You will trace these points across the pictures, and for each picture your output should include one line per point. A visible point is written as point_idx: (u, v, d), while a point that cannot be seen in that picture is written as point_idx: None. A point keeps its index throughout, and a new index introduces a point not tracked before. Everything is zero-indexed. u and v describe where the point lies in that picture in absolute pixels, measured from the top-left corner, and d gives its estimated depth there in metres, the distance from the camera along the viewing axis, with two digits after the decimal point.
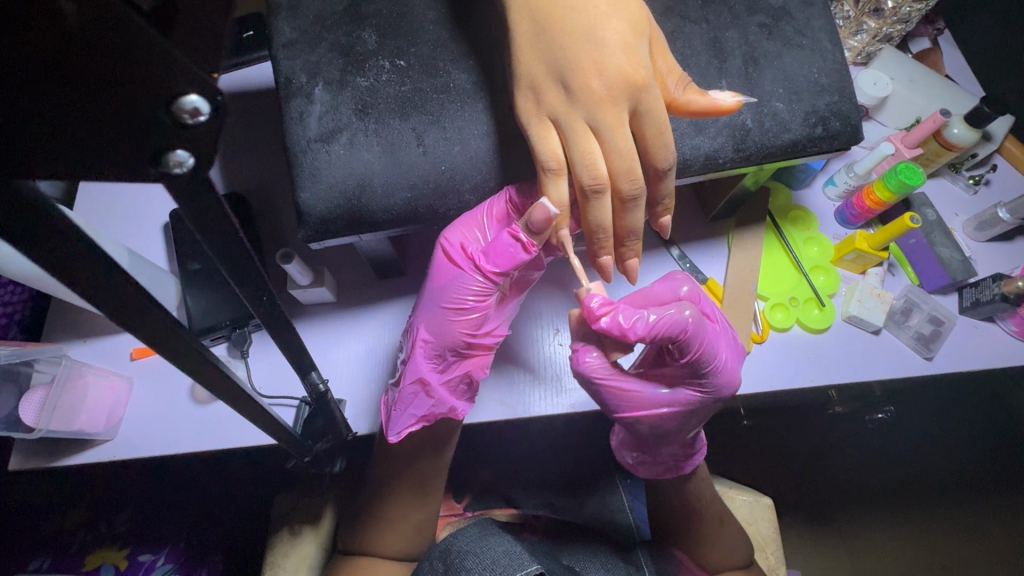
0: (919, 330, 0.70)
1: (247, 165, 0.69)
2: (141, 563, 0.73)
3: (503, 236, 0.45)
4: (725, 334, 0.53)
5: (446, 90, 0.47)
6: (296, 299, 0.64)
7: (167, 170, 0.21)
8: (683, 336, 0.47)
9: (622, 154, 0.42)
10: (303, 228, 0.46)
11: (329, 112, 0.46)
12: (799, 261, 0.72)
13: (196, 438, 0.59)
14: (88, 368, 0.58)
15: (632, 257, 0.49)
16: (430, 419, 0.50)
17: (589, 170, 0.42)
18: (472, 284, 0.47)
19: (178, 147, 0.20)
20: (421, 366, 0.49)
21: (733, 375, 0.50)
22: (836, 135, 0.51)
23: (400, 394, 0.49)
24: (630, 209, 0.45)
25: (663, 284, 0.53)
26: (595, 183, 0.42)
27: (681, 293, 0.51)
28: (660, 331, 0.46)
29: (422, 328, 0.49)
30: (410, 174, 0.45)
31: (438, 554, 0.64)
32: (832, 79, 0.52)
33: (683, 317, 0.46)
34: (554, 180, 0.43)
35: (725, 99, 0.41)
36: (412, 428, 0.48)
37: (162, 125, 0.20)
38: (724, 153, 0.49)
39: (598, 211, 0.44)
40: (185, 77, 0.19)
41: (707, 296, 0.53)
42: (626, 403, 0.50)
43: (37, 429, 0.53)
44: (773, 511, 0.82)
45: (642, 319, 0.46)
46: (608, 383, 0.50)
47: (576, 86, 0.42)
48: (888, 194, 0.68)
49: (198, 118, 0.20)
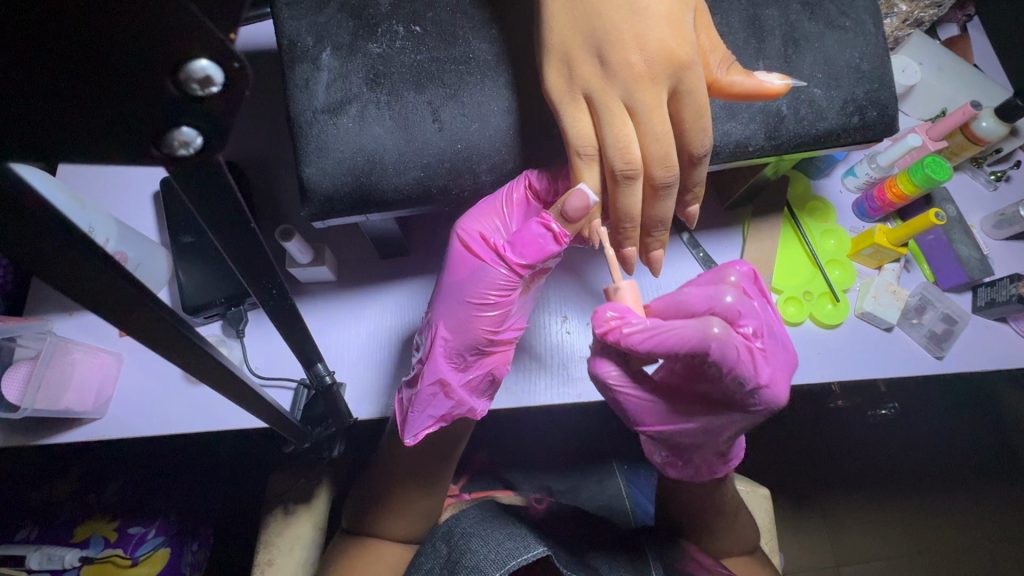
0: (931, 329, 0.69)
1: (243, 130, 0.65)
2: (130, 535, 0.73)
3: (532, 226, 0.42)
4: (767, 348, 0.49)
5: (465, 61, 0.43)
6: (295, 277, 0.61)
7: (172, 151, 0.19)
8: (707, 356, 0.44)
9: (659, 138, 0.39)
10: (305, 205, 0.43)
11: (337, 81, 0.43)
12: (815, 254, 0.70)
13: (185, 419, 0.57)
14: (75, 344, 0.56)
15: (657, 247, 0.47)
16: (449, 421, 0.48)
17: (621, 154, 0.39)
18: (498, 277, 0.43)
19: (184, 124, 0.18)
20: (441, 367, 0.46)
21: (776, 393, 0.47)
22: (872, 124, 0.48)
23: (418, 395, 0.47)
24: (661, 198, 0.42)
25: (701, 293, 0.50)
26: (628, 169, 0.39)
27: (717, 303, 0.49)
28: (677, 349, 0.44)
29: (443, 327, 0.46)
30: (426, 152, 0.42)
31: (441, 536, 0.62)
32: (873, 65, 0.49)
33: (707, 335, 0.43)
34: (589, 164, 0.41)
35: (773, 82, 0.39)
36: (430, 430, 0.46)
37: (169, 99, 0.17)
38: (756, 141, 0.47)
39: (628, 198, 0.41)
40: (195, 35, 0.16)
41: (747, 310, 0.49)
42: (642, 413, 0.50)
43: (21, 408, 0.51)
44: (770, 500, 0.83)
45: (656, 337, 0.45)
46: (626, 395, 0.50)
47: (613, 60, 0.39)
48: (912, 188, 0.66)
49: (210, 88, 0.17)
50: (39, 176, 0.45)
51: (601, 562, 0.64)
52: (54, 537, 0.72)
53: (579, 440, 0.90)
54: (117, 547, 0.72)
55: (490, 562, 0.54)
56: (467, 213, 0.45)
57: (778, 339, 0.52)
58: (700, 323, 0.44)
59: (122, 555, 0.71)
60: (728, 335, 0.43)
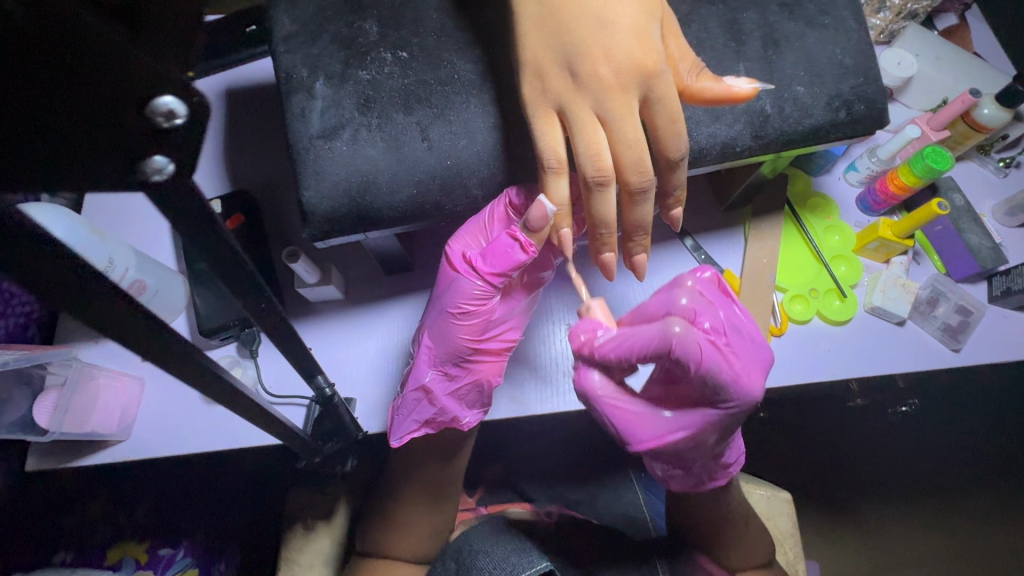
0: (946, 320, 0.67)
1: (252, 160, 0.68)
2: (160, 557, 0.76)
3: (501, 237, 0.45)
4: (734, 342, 0.49)
5: (450, 82, 0.45)
6: (304, 298, 0.63)
7: (146, 178, 0.20)
8: (672, 353, 0.45)
9: (631, 145, 0.40)
10: (307, 227, 0.45)
11: (331, 107, 0.45)
12: (818, 250, 0.69)
13: (207, 437, 0.60)
14: (100, 369, 0.58)
15: (640, 251, 0.46)
16: (433, 426, 0.51)
17: (593, 161, 0.40)
18: (472, 288, 0.47)
19: (155, 154, 0.20)
20: (424, 375, 0.50)
21: (748, 387, 0.47)
22: (861, 119, 0.48)
23: (403, 400, 0.51)
24: (639, 203, 0.43)
25: (661, 297, 0.52)
26: (599, 175, 0.41)
27: (678, 304, 0.50)
28: (642, 351, 0.46)
29: (429, 338, 0.51)
30: (417, 170, 0.44)
31: (451, 554, 0.63)
32: (857, 60, 0.49)
33: (667, 334, 0.45)
34: (555, 178, 0.42)
35: (742, 85, 0.40)
36: (413, 433, 0.50)
37: (137, 132, 0.19)
38: (742, 141, 0.47)
39: (602, 204, 0.42)
40: (158, 78, 0.18)
41: (707, 308, 0.49)
42: (635, 425, 0.49)
43: (51, 431, 0.54)
44: (791, 505, 0.82)
45: (623, 342, 0.47)
46: (610, 406, 0.49)
47: (583, 71, 0.40)
48: (914, 179, 0.66)
49: (175, 120, 0.19)
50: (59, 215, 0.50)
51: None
52: (87, 560, 0.74)
53: (594, 448, 0.90)
54: (147, 569, 0.75)
55: None
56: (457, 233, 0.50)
57: (751, 335, 0.52)
58: (663, 324, 0.46)
59: None
60: (689, 331, 0.45)
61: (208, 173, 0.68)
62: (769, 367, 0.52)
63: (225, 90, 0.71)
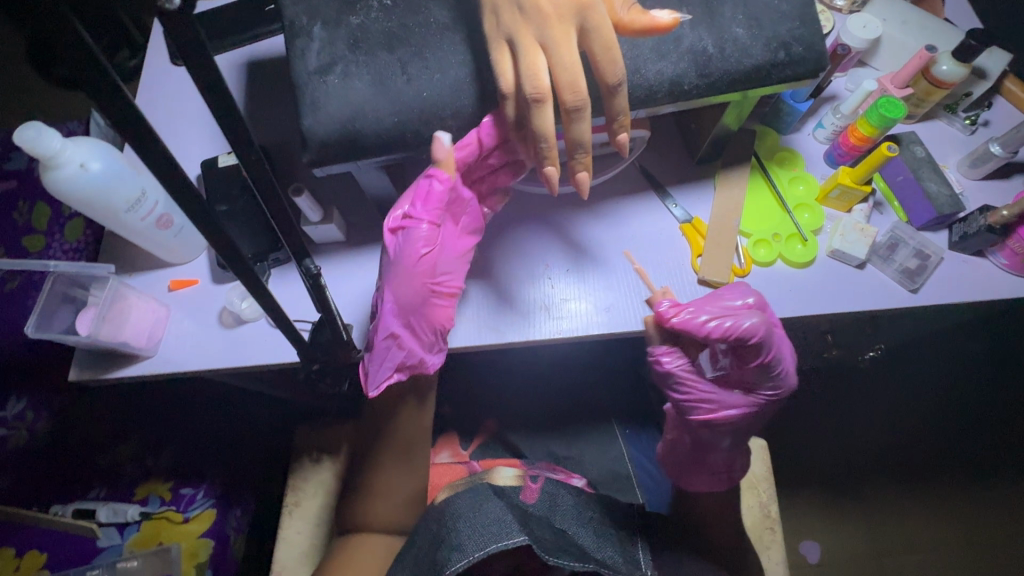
0: (904, 264, 0.71)
1: (267, 120, 0.77)
2: (183, 495, 0.85)
3: (431, 184, 0.57)
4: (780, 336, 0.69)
5: (427, 25, 0.52)
6: (310, 238, 0.71)
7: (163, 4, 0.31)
8: (755, 338, 0.63)
9: (567, 67, 0.48)
10: (306, 151, 0.52)
11: (326, 48, 0.53)
12: (782, 198, 0.74)
13: (224, 357, 0.68)
14: (133, 291, 0.67)
15: (582, 170, 0.53)
16: (404, 368, 0.60)
17: (532, 80, 0.48)
18: (419, 234, 0.58)
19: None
20: (389, 321, 0.59)
21: (787, 373, 0.69)
22: (797, 60, 0.54)
23: (376, 348, 0.60)
24: (576, 121, 0.50)
25: (735, 293, 0.66)
26: (536, 93, 0.48)
27: (750, 301, 0.65)
28: (732, 337, 0.63)
29: (388, 290, 0.59)
30: (397, 100, 0.51)
31: (433, 517, 0.68)
32: (793, 6, 0.54)
33: (757, 326, 0.63)
34: (502, 100, 0.49)
35: (664, 16, 0.47)
36: (388, 370, 0.59)
37: None
38: (688, 79, 0.53)
39: (541, 119, 0.49)
40: None
41: (766, 304, 0.67)
42: (701, 399, 0.69)
43: (89, 335, 0.61)
44: (766, 450, 0.88)
45: (720, 328, 0.63)
46: (688, 382, 0.69)
47: (529, 6, 0.49)
48: (872, 130, 0.70)
49: None
50: (107, 150, 0.58)
51: (589, 538, 0.71)
52: (120, 495, 0.84)
53: (583, 403, 0.96)
54: (170, 505, 0.84)
55: (477, 544, 0.61)
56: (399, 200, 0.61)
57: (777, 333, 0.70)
58: (753, 319, 0.63)
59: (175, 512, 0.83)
60: (768, 326, 0.63)
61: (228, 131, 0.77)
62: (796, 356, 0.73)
63: (245, 59, 0.80)
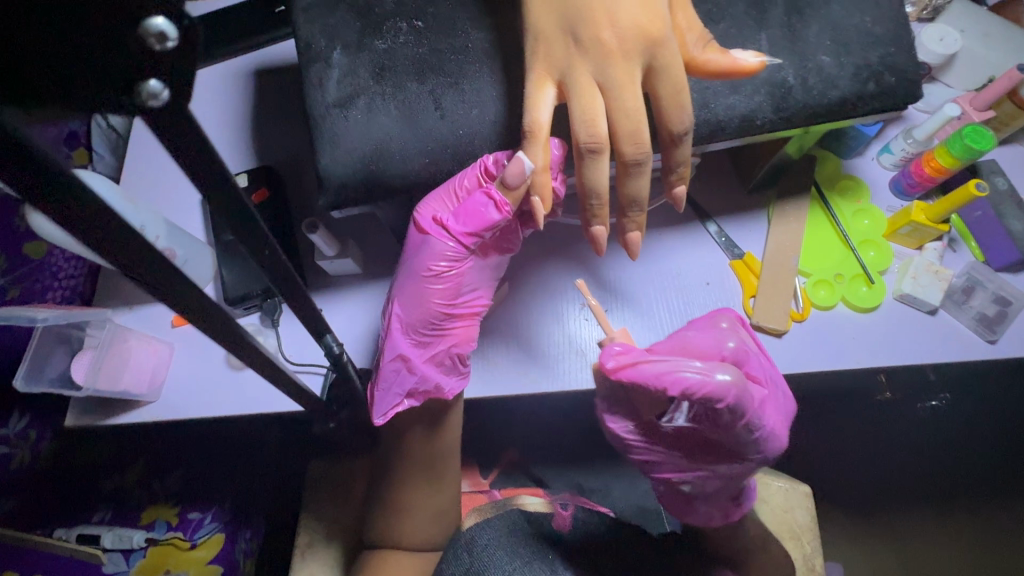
0: (982, 310, 0.64)
1: (278, 138, 0.70)
2: (190, 521, 0.80)
3: (475, 196, 0.46)
4: (767, 390, 0.57)
5: (463, 50, 0.46)
6: (324, 271, 0.65)
7: (143, 102, 0.22)
8: (722, 399, 0.51)
9: (628, 113, 0.42)
10: (322, 194, 0.46)
11: (347, 76, 0.46)
12: (845, 233, 0.67)
13: (230, 402, 0.62)
14: (133, 333, 0.62)
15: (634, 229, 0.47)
16: (416, 397, 0.51)
17: (587, 127, 0.42)
18: (443, 248, 0.49)
19: (152, 77, 0.21)
20: (400, 344, 0.50)
21: (773, 435, 0.56)
22: (890, 91, 0.46)
23: (383, 374, 0.50)
24: (633, 176, 0.44)
25: (707, 337, 0.57)
26: (592, 142, 0.42)
27: (726, 348, 0.56)
28: (693, 395, 0.51)
29: (400, 309, 0.50)
30: (428, 138, 0.45)
31: (461, 549, 0.65)
32: (887, 29, 0.47)
33: (719, 383, 0.50)
34: (531, 142, 0.42)
35: (749, 59, 0.40)
36: (397, 404, 0.48)
37: (131, 50, 0.21)
38: (763, 113, 0.46)
39: (594, 172, 0.43)
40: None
41: (749, 352, 0.57)
42: (662, 456, 0.59)
43: (85, 388, 0.57)
44: (811, 499, 0.80)
45: (673, 380, 0.51)
46: (640, 437, 0.58)
47: (587, 38, 0.43)
48: (952, 160, 0.63)
49: (166, 42, 0.20)
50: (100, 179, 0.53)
51: None
52: (125, 520, 0.79)
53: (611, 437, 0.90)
54: (177, 531, 0.79)
55: None
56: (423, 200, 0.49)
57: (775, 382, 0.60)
58: (713, 373, 0.51)
59: (181, 538, 0.78)
60: (740, 384, 0.51)
61: (235, 150, 0.70)
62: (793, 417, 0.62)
63: (254, 69, 0.73)
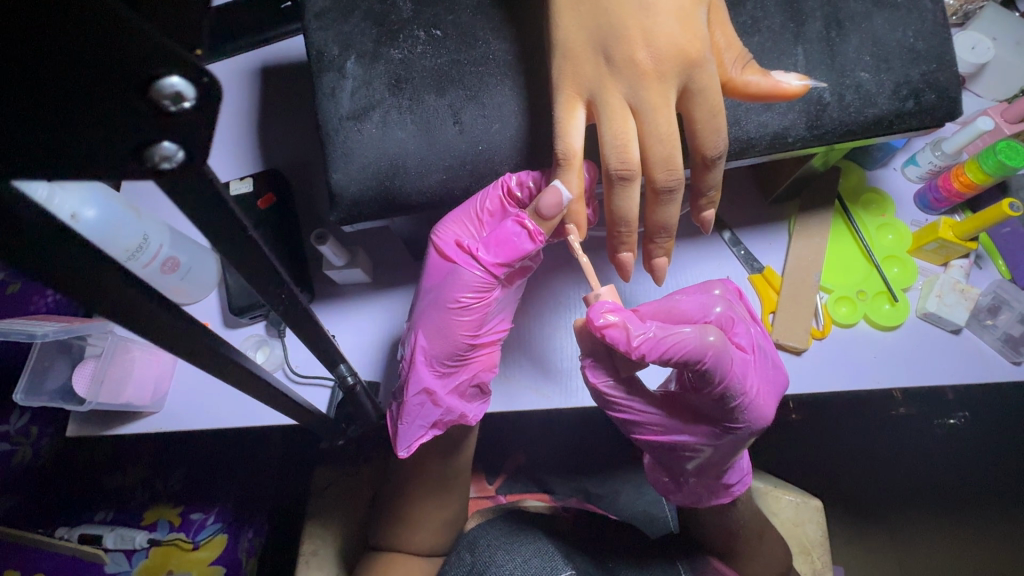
0: (1009, 330, 0.62)
1: (285, 140, 0.68)
2: (192, 521, 0.77)
3: (507, 224, 0.45)
4: (758, 362, 0.52)
5: (484, 62, 0.44)
6: (331, 280, 0.63)
7: (154, 166, 0.18)
8: (703, 362, 0.47)
9: (661, 138, 0.41)
10: (333, 210, 0.44)
11: (362, 87, 0.44)
12: (869, 249, 0.65)
13: (233, 414, 0.60)
14: (135, 343, 0.60)
15: (661, 254, 0.47)
16: (441, 427, 0.51)
17: (619, 153, 0.41)
18: (472, 278, 0.46)
19: (165, 139, 0.18)
20: (425, 377, 0.49)
21: (762, 409, 0.51)
22: (931, 109, 0.44)
23: (407, 406, 0.50)
24: (663, 203, 0.43)
25: (695, 301, 0.53)
26: (623, 169, 0.41)
27: (712, 313, 0.52)
28: (676, 358, 0.47)
29: (424, 339, 0.49)
30: (447, 155, 0.43)
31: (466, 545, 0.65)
32: (929, 44, 0.45)
33: (704, 343, 0.46)
34: (566, 170, 0.41)
35: (791, 83, 0.39)
36: (423, 438, 0.49)
37: (142, 114, 0.18)
38: (796, 131, 0.44)
39: (623, 199, 0.42)
40: (165, 54, 0.18)
41: (739, 320, 0.52)
42: (641, 423, 0.53)
43: (88, 401, 0.55)
44: (822, 513, 0.77)
45: (658, 344, 0.46)
46: (620, 402, 0.52)
47: (619, 57, 0.41)
48: (982, 175, 0.61)
49: (182, 104, 0.18)
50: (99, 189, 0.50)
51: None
52: (127, 520, 0.76)
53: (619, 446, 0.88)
54: (180, 532, 0.76)
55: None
56: (443, 219, 0.48)
57: (769, 356, 0.54)
58: (699, 332, 0.47)
59: (184, 539, 0.75)
60: (723, 344, 0.47)
61: (239, 152, 0.68)
62: (783, 391, 0.55)
63: (259, 67, 0.71)
